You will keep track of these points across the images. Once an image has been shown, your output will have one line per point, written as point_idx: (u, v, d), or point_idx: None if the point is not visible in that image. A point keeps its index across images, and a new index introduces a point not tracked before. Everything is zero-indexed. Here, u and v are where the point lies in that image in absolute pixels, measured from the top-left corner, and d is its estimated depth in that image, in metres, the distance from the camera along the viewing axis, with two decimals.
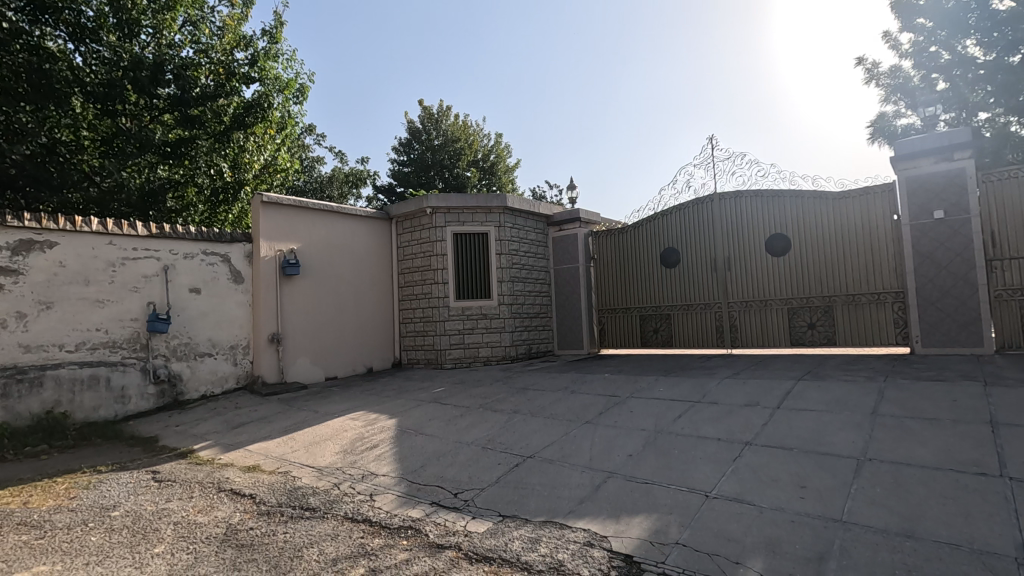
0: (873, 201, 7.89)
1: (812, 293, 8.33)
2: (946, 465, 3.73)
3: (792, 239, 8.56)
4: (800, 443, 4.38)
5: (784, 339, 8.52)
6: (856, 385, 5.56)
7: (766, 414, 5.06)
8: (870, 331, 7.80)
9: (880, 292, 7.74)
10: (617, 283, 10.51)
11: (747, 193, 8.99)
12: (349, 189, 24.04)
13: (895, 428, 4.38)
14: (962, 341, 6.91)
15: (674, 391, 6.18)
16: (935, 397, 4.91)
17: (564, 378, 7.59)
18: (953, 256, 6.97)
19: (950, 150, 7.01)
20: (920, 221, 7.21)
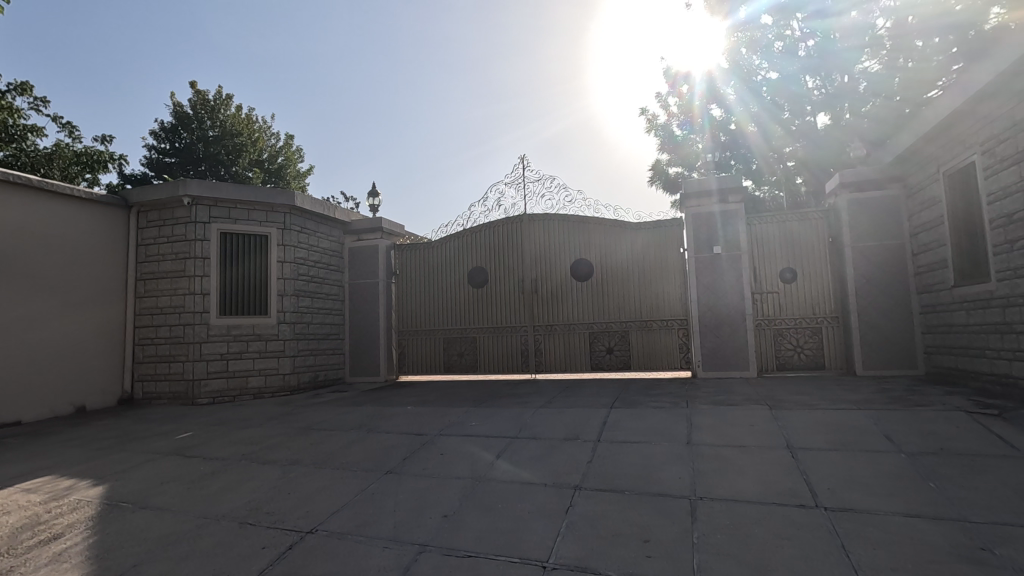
0: (664, 234, 8.43)
1: (611, 319, 8.53)
2: (770, 497, 3.58)
3: (595, 265, 8.70)
4: (630, 483, 3.96)
5: (585, 363, 8.56)
6: (666, 412, 5.50)
7: (589, 449, 4.62)
8: (660, 355, 8.23)
9: (668, 319, 8.25)
10: (422, 302, 9.59)
11: (555, 216, 8.93)
12: (80, 172, 18.82)
13: (714, 459, 4.24)
14: (733, 365, 7.59)
15: (489, 426, 5.45)
16: (736, 422, 5.01)
17: (359, 413, 6.34)
18: (727, 288, 7.67)
19: (726, 194, 7.80)
20: (702, 255, 7.83)
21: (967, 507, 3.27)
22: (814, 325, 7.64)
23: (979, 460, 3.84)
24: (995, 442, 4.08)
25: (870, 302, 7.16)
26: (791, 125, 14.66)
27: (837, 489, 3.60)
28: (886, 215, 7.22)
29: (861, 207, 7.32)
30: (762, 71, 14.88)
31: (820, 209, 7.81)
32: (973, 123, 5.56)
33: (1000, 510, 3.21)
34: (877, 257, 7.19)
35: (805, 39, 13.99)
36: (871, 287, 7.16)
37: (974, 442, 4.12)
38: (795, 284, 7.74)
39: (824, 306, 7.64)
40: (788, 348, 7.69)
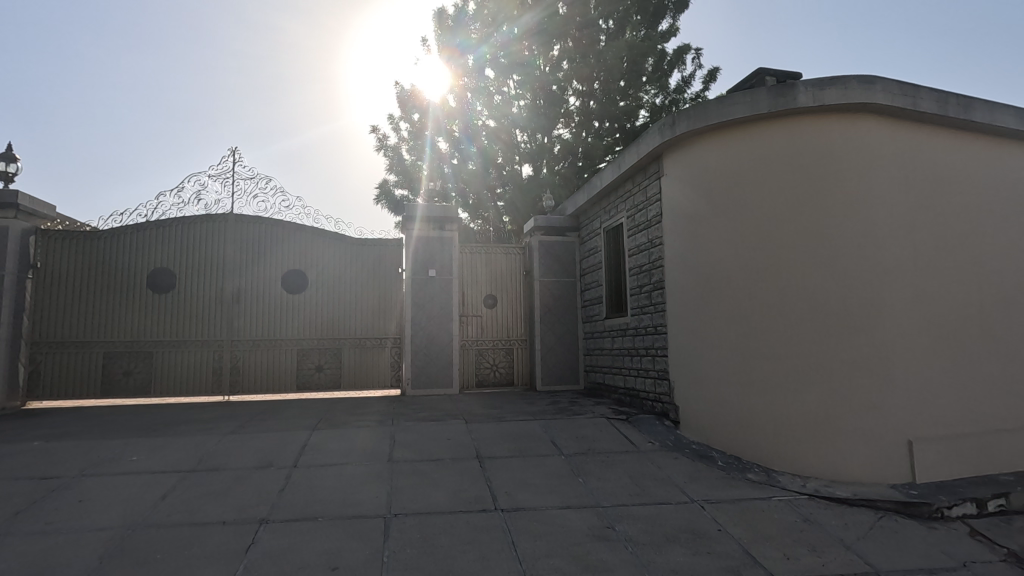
0: (384, 252, 8.49)
1: (323, 335, 8.12)
2: (458, 506, 3.85)
3: (309, 277, 8.18)
4: (325, 508, 3.76)
5: (289, 383, 7.92)
6: (370, 430, 5.46)
7: (283, 476, 4.24)
8: (370, 373, 8.18)
9: (382, 337, 8.28)
10: (75, 305, 7.55)
11: (267, 220, 8.13)
12: None
13: (411, 474, 4.37)
14: (439, 383, 8.05)
15: (157, 459, 4.53)
16: (435, 437, 5.28)
17: None
18: (438, 309, 8.15)
19: (443, 221, 8.36)
20: (418, 277, 8.15)
21: (601, 495, 4.11)
22: (507, 346, 8.71)
23: (611, 456, 4.88)
24: (623, 441, 5.27)
25: (550, 328, 8.52)
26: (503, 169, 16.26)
27: (513, 492, 4.09)
28: (565, 257, 8.77)
29: (548, 248, 8.73)
30: (482, 118, 16.54)
31: (519, 246, 9.00)
32: (622, 194, 7.24)
33: (621, 495, 4.12)
34: (557, 291, 8.64)
35: (516, 99, 16.18)
36: (551, 315, 8.55)
37: (609, 442, 5.24)
38: (495, 309, 8.72)
39: (516, 330, 8.78)
40: (486, 367, 8.57)
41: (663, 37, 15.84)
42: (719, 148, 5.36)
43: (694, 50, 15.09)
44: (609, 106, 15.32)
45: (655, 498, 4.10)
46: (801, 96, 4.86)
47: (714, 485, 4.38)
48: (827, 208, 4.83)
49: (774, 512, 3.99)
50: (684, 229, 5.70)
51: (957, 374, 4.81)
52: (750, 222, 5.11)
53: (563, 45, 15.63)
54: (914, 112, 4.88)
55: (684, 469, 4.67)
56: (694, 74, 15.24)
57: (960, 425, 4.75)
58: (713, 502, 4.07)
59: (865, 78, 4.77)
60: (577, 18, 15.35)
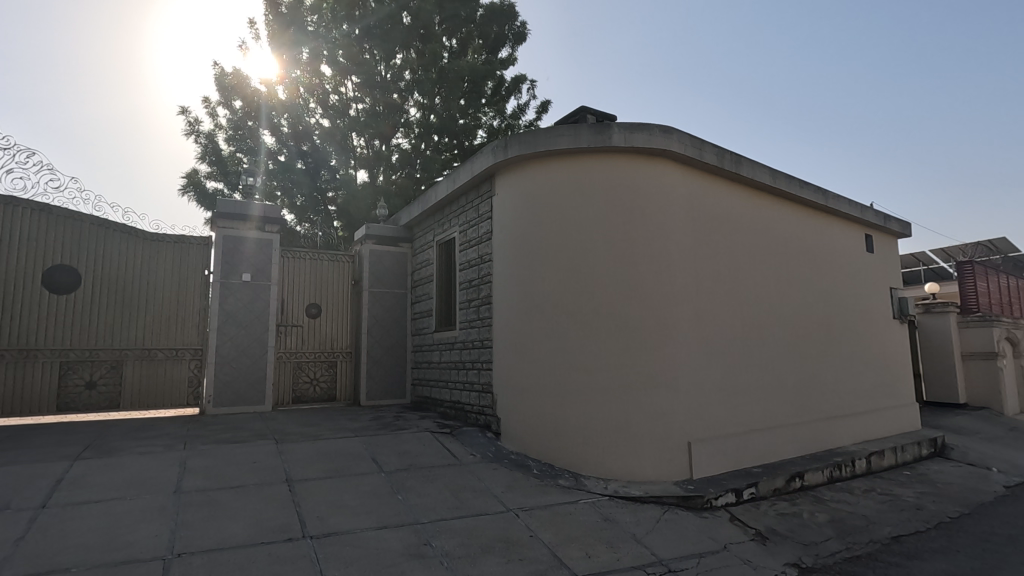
0: (187, 251, 7.35)
1: (98, 345, 6.69)
2: (259, 537, 3.47)
3: (83, 276, 6.69)
4: (81, 555, 3.10)
5: (45, 404, 6.34)
6: (154, 456, 4.68)
7: (23, 521, 3.41)
8: (161, 391, 6.95)
9: (179, 348, 7.11)
10: None
11: (22, 203, 6.41)
12: None
13: (204, 505, 3.83)
14: (248, 400, 7.22)
15: None
16: (238, 460, 4.72)
17: None
18: (250, 318, 7.32)
19: (262, 221, 7.57)
20: (228, 281, 7.25)
21: (419, 511, 4.04)
22: (330, 360, 8.20)
23: (432, 471, 4.84)
24: (445, 455, 5.27)
25: (377, 341, 8.24)
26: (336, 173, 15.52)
27: (325, 515, 3.82)
28: (396, 268, 8.58)
29: (379, 258, 8.48)
30: (315, 116, 15.69)
31: (349, 254, 8.58)
32: (455, 209, 7.35)
33: (440, 509, 4.10)
34: (387, 303, 8.41)
35: (354, 102, 15.68)
36: (379, 327, 8.28)
37: (431, 456, 5.21)
38: (318, 319, 8.17)
39: (340, 342, 8.32)
40: (305, 381, 7.96)
41: (502, 64, 16.61)
42: (543, 174, 5.74)
43: (529, 81, 16.08)
44: (449, 121, 15.57)
45: (473, 510, 4.15)
46: (615, 136, 5.44)
47: (529, 493, 4.59)
48: (632, 238, 5.44)
49: (579, 514, 4.30)
50: (511, 247, 5.96)
51: (724, 384, 5.74)
52: (565, 245, 5.55)
53: (405, 55, 15.52)
54: (699, 161, 5.76)
55: (502, 479, 4.83)
56: (529, 103, 16.23)
57: (725, 427, 5.66)
58: (527, 509, 4.25)
59: (665, 127, 5.50)
60: (421, 30, 15.40)
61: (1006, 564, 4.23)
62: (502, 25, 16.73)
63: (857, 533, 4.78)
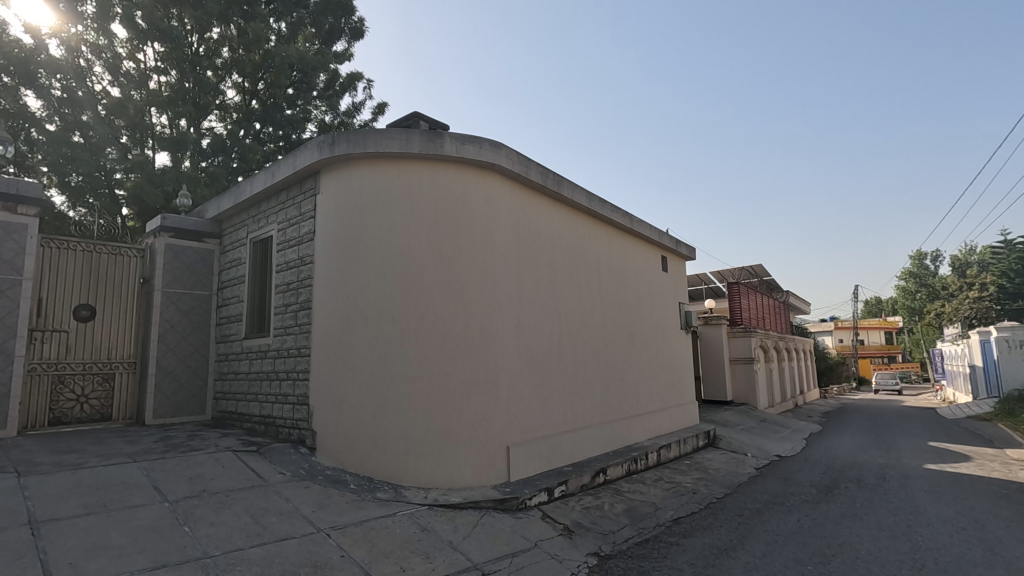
0: None
1: None
2: None
3: None
4: None
5: None
6: None
7: None
8: None
9: None
10: None
11: None
12: None
13: None
14: None
15: None
16: None
17: None
18: None
19: (15, 201, 6.08)
20: None
21: (210, 543, 3.55)
22: (106, 371, 6.90)
23: (230, 495, 4.32)
24: (247, 476, 4.74)
25: (171, 349, 7.15)
26: (128, 151, 13.25)
27: (80, 562, 3.14)
28: (199, 267, 7.57)
29: (176, 254, 7.39)
30: (101, 82, 13.29)
31: (137, 249, 7.34)
32: (273, 205, 6.73)
33: (236, 539, 3.66)
34: (185, 306, 7.36)
35: (156, 73, 13.62)
36: (174, 334, 7.20)
37: (230, 479, 4.64)
38: (90, 323, 6.82)
39: (121, 351, 7.06)
40: (68, 399, 6.55)
41: (337, 58, 15.84)
42: (371, 176, 5.55)
43: (365, 80, 15.53)
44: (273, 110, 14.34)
45: (276, 535, 3.78)
46: (447, 145, 5.48)
47: (342, 510, 4.34)
48: (459, 247, 5.52)
49: (396, 527, 4.18)
50: (333, 249, 5.64)
51: (540, 389, 6.10)
52: (392, 250, 5.42)
53: (223, 30, 13.93)
54: (526, 179, 6.11)
55: (313, 498, 4.49)
56: (364, 102, 15.68)
57: (539, 430, 6.01)
58: (339, 528, 4.00)
59: (494, 143, 5.71)
60: (244, 6, 13.94)
61: (752, 533, 5.15)
62: (338, 17, 16.00)
63: (646, 519, 5.41)
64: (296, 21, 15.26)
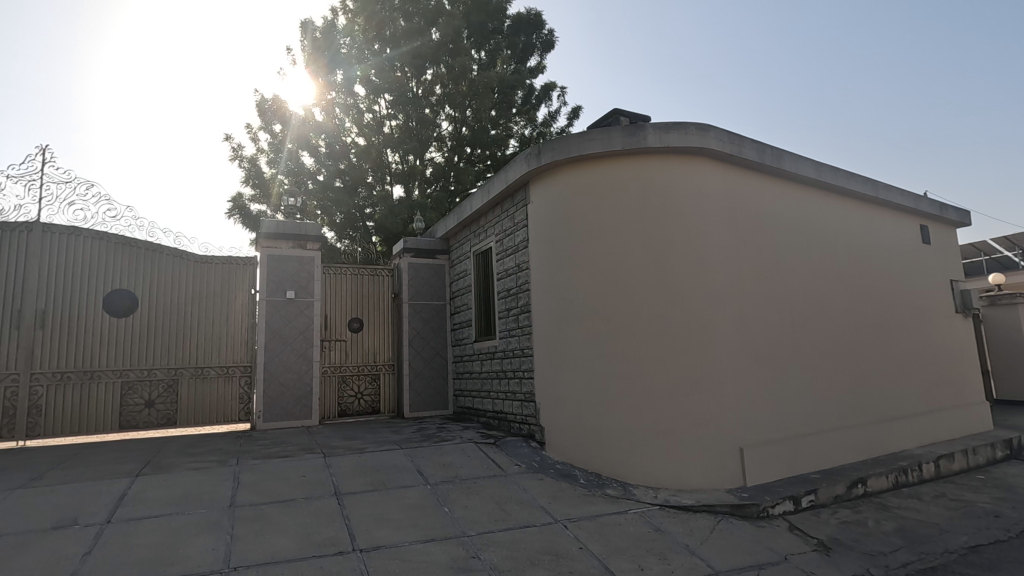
0: (233, 271, 7.50)
1: (155, 364, 6.89)
2: (308, 551, 3.46)
3: (140, 300, 6.94)
4: (141, 570, 3.15)
5: (108, 422, 6.57)
6: (208, 472, 4.79)
7: (88, 537, 3.52)
8: (214, 407, 7.10)
9: (229, 366, 7.25)
10: None
11: (86, 231, 6.74)
12: None
13: (255, 519, 3.89)
14: (295, 414, 7.29)
15: None
16: (287, 475, 4.80)
17: None
18: (296, 333, 7.45)
19: (305, 240, 7.72)
20: (274, 298, 7.39)
21: (465, 523, 4.01)
22: (373, 372, 8.30)
23: (477, 482, 4.83)
24: (489, 466, 5.25)
25: (418, 353, 8.31)
26: (372, 190, 15.82)
27: (372, 529, 3.83)
28: (435, 280, 8.66)
29: (416, 271, 8.57)
30: (351, 134, 16.10)
31: (387, 268, 8.70)
32: (491, 218, 7.34)
33: (486, 521, 4.06)
34: (426, 315, 8.48)
35: (388, 118, 15.99)
36: (419, 339, 8.36)
37: (475, 467, 5.20)
38: (360, 333, 8.29)
39: (382, 355, 8.42)
40: (349, 395, 8.07)
41: (532, 73, 16.66)
42: (576, 180, 5.70)
43: (559, 87, 16.03)
44: (480, 133, 15.73)
45: (519, 522, 4.09)
46: (649, 137, 5.35)
47: (575, 504, 4.50)
48: (670, 240, 5.32)
49: (629, 525, 4.19)
50: (546, 254, 5.93)
51: (773, 386, 5.53)
52: (601, 250, 5.48)
53: (435, 70, 15.73)
54: (740, 159, 5.62)
55: (547, 490, 4.74)
56: (559, 110, 16.20)
57: (776, 431, 5.45)
58: (574, 521, 4.16)
59: (701, 125, 5.38)
60: (450, 45, 15.56)
61: None
62: (530, 34, 16.89)
63: (928, 542, 4.49)
64: (494, 47, 16.49)
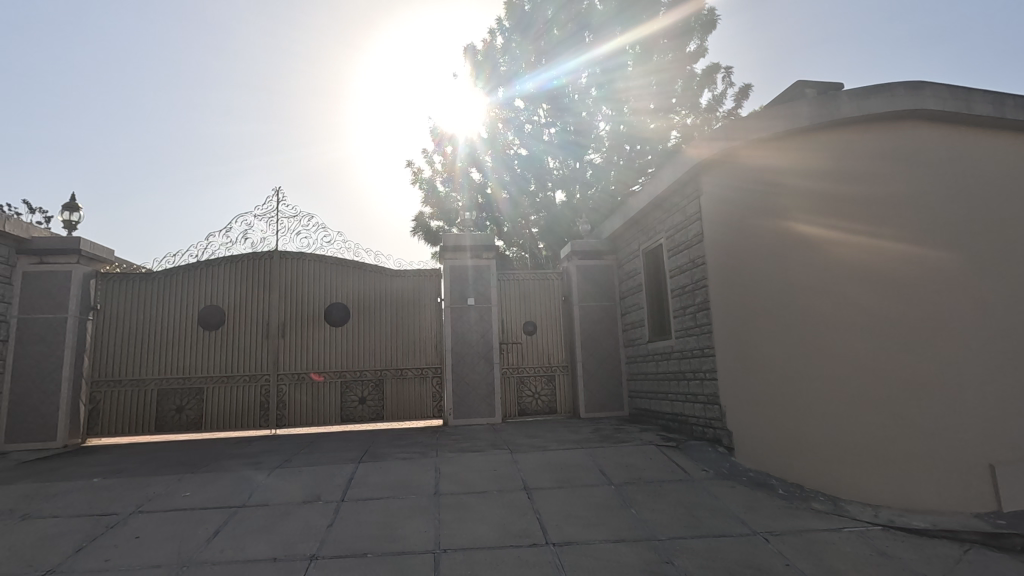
0: (423, 283, 8.34)
1: (365, 366, 7.95)
2: (506, 541, 3.69)
3: (352, 311, 8.08)
4: (371, 544, 3.66)
5: (332, 415, 7.73)
6: (414, 462, 5.39)
7: (329, 511, 4.19)
8: (413, 404, 7.95)
9: (423, 367, 8.06)
10: (131, 341, 7.63)
11: (310, 256, 8.07)
12: None
13: (457, 507, 4.26)
14: (480, 412, 7.83)
15: (205, 495, 4.60)
16: (480, 468, 5.19)
17: (8, 496, 4.71)
18: (478, 337, 7.98)
19: (481, 250, 8.18)
20: (457, 305, 8.02)
21: (655, 527, 3.92)
22: (549, 374, 8.47)
23: (662, 485, 4.70)
24: (673, 469, 5.07)
25: (591, 354, 8.37)
26: (535, 198, 16.39)
27: (562, 525, 3.94)
28: (603, 281, 8.65)
29: (585, 272, 8.64)
30: (513, 146, 16.63)
31: (556, 272, 8.90)
32: (660, 214, 7.09)
33: (676, 527, 3.92)
34: (596, 316, 8.51)
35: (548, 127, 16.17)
36: (592, 340, 8.41)
37: (659, 470, 5.05)
38: (535, 336, 8.52)
39: (557, 356, 8.55)
40: (528, 395, 8.37)
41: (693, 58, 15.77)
42: (756, 167, 5.31)
43: (724, 68, 14.96)
44: (640, 128, 15.32)
45: (712, 530, 3.88)
46: (844, 106, 4.76)
47: (776, 516, 4.12)
48: (879, 220, 4.64)
49: (844, 545, 3.71)
50: (726, 248, 5.60)
51: None
52: (791, 238, 4.99)
53: (591, 72, 15.49)
54: (970, 115, 4.68)
55: (742, 499, 4.42)
56: (726, 92, 15.09)
57: None
58: (777, 534, 3.81)
59: (911, 84, 4.63)
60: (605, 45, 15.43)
61: None
62: None
63: None
64: None
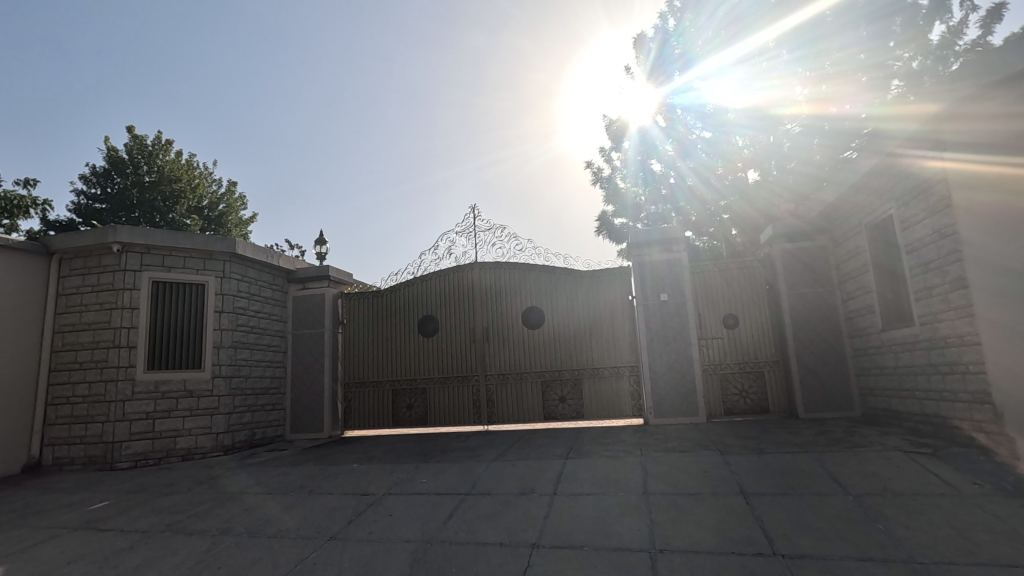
0: (613, 281, 8.34)
1: (563, 366, 8.23)
2: (727, 547, 3.49)
3: (547, 313, 8.45)
4: (588, 538, 3.76)
5: (536, 414, 8.17)
6: (619, 460, 5.41)
7: (545, 503, 4.43)
8: (612, 403, 8.00)
9: (619, 366, 8.07)
10: (370, 349, 9.00)
11: (505, 264, 8.67)
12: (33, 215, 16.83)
13: (670, 508, 4.15)
14: (684, 411, 7.51)
15: (438, 482, 5.22)
16: (689, 469, 4.99)
17: (299, 475, 5.96)
18: (673, 334, 7.67)
19: (670, 243, 7.88)
20: (649, 302, 7.82)
21: (913, 548, 3.34)
22: (757, 369, 7.77)
23: (918, 499, 3.98)
24: (933, 481, 4.25)
25: (807, 347, 7.47)
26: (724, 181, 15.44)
27: (791, 536, 3.59)
28: (817, 264, 7.66)
29: (794, 256, 7.72)
30: (695, 134, 16.12)
31: (757, 258, 8.13)
32: (888, 180, 6.01)
33: (943, 549, 3.29)
34: (810, 303, 7.57)
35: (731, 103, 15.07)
36: (806, 331, 7.50)
37: (913, 482, 4.28)
38: (738, 329, 7.89)
39: (764, 351, 7.82)
40: (734, 393, 7.75)
41: None
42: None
43: None
44: None
45: (997, 558, 3.15)
46: None
47: None
48: None
49: None
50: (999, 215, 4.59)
51: None
52: None
53: None
54: None
55: None
56: (966, 19, 12.26)
57: None
58: None
59: None
60: None
61: None
62: None
63: None
64: None
